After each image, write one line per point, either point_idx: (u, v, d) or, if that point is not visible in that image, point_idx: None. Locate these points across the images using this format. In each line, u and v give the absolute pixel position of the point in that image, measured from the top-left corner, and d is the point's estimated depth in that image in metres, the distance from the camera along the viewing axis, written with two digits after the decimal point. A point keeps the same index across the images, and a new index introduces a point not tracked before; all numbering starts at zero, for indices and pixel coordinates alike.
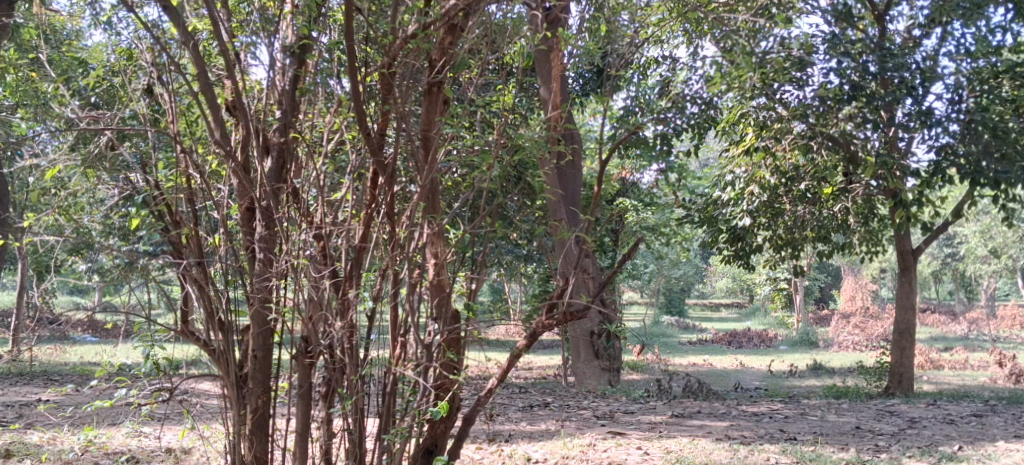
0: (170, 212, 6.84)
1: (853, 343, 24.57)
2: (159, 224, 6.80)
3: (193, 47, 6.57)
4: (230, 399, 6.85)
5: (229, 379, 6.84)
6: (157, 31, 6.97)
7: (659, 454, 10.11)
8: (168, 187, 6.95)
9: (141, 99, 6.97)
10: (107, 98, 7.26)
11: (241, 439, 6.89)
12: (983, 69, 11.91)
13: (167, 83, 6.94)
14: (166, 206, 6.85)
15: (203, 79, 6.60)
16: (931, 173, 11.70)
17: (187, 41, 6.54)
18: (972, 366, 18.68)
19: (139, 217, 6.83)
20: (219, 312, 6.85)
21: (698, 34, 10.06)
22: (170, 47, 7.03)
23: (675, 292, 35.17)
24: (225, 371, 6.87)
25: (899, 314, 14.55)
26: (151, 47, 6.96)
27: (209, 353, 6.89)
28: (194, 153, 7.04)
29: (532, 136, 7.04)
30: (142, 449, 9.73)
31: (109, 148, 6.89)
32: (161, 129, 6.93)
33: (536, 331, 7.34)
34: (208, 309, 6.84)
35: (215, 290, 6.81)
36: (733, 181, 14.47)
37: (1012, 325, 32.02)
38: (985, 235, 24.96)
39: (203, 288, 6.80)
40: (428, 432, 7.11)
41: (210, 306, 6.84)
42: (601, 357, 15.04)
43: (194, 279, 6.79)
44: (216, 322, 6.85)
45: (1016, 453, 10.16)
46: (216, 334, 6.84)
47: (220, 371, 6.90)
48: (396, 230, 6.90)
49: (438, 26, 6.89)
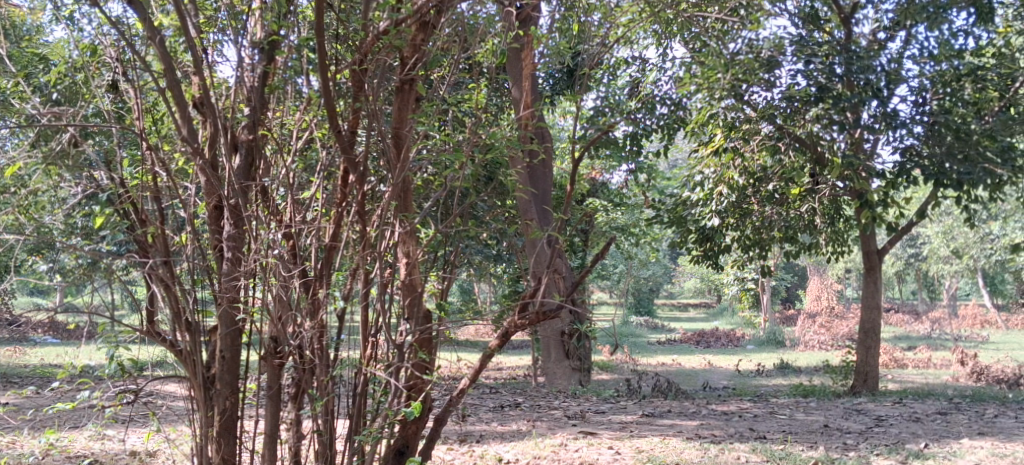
0: (136, 211, 6.85)
1: (819, 342, 24.78)
2: (124, 223, 6.79)
3: (160, 43, 6.55)
4: (198, 400, 6.84)
5: (196, 380, 6.83)
6: (121, 26, 6.97)
7: (629, 453, 10.17)
8: (133, 185, 6.91)
9: (106, 96, 7.00)
10: (69, 95, 7.17)
11: (209, 441, 6.87)
12: (946, 72, 12.06)
13: (133, 80, 6.95)
14: (132, 204, 6.85)
15: (171, 75, 6.59)
16: (896, 174, 11.76)
17: (153, 37, 6.53)
18: (936, 365, 18.87)
19: (103, 215, 6.78)
20: (186, 312, 6.82)
21: (667, 33, 10.11)
22: (135, 43, 7.05)
23: (642, 292, 35.31)
24: (192, 371, 6.86)
25: (864, 313, 14.64)
26: (116, 43, 6.95)
27: (176, 353, 6.87)
28: (161, 150, 7.04)
29: (505, 134, 7.05)
30: (105, 452, 9.73)
31: (71, 146, 6.84)
32: (126, 125, 6.93)
33: (508, 330, 7.45)
34: (175, 309, 6.82)
35: (183, 290, 6.79)
36: (702, 181, 14.52)
37: (975, 325, 32.32)
38: (948, 236, 25.22)
39: (170, 287, 6.78)
40: (400, 432, 7.10)
41: (177, 305, 6.82)
42: (572, 357, 15.11)
43: (161, 278, 6.77)
44: (183, 322, 6.83)
45: (980, 450, 10.25)
46: (183, 335, 6.82)
47: (188, 372, 6.88)
48: (366, 230, 6.88)
49: (410, 22, 6.96)
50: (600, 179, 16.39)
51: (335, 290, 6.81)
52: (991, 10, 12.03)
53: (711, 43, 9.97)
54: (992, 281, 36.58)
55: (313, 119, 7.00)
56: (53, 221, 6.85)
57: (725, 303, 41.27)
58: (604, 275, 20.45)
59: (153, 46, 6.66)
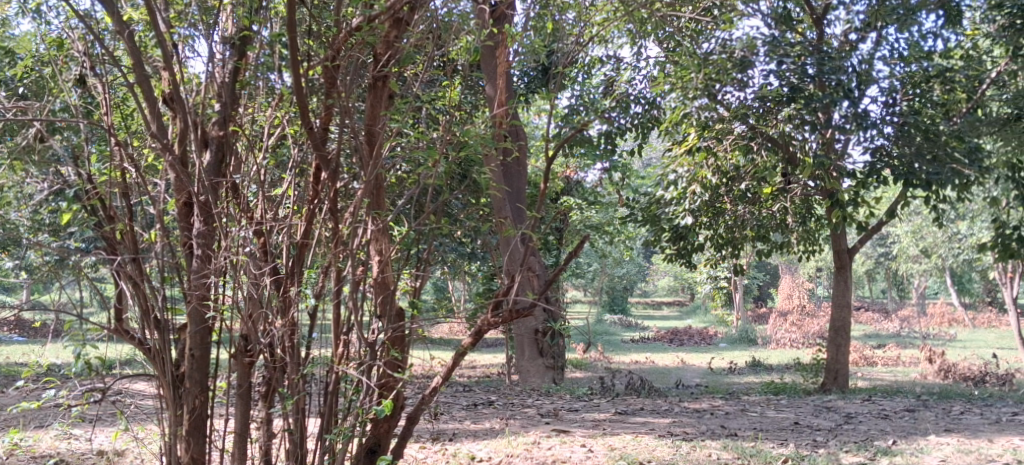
0: (103, 207, 6.78)
1: (790, 340, 24.99)
2: (92, 218, 6.75)
3: (128, 37, 6.62)
4: (167, 399, 6.86)
5: (166, 379, 6.85)
6: (89, 20, 6.96)
7: (602, 451, 10.26)
8: (100, 181, 6.86)
9: (73, 91, 6.94)
10: (36, 89, 7.24)
11: (178, 440, 6.88)
12: (916, 73, 12.20)
13: (101, 75, 6.91)
14: (99, 200, 6.80)
15: (139, 69, 6.64)
16: (866, 174, 11.86)
17: (122, 31, 6.58)
18: (905, 362, 19.08)
19: (70, 211, 6.73)
20: (155, 310, 6.81)
21: (641, 33, 10.20)
22: (103, 38, 7.03)
23: (616, 291, 35.45)
24: (161, 370, 6.87)
25: (835, 311, 14.79)
26: (84, 37, 6.92)
27: (145, 351, 6.87)
28: (130, 146, 7.03)
29: (478, 132, 7.14)
30: (72, 452, 9.75)
31: (37, 141, 6.84)
32: (93, 121, 6.89)
33: (481, 329, 7.51)
34: (144, 307, 6.80)
35: (151, 288, 6.77)
36: (675, 180, 14.61)
37: (942, 323, 32.62)
38: (917, 235, 25.46)
39: (139, 285, 6.77)
40: (371, 431, 7.15)
41: (146, 304, 6.81)
42: (545, 355, 15.19)
43: (129, 275, 6.76)
44: (151, 320, 6.82)
45: (946, 446, 10.38)
46: (152, 333, 6.82)
47: (156, 370, 6.89)
48: (339, 228, 6.94)
49: (383, 19, 6.97)
50: (575, 177, 16.46)
51: (305, 288, 6.87)
52: (960, 12, 12.19)
53: (683, 43, 10.06)
54: (961, 279, 36.95)
55: (284, 115, 7.08)
56: (19, 217, 6.96)
57: (698, 302, 41.48)
58: (579, 273, 20.55)
59: (122, 41, 6.67)
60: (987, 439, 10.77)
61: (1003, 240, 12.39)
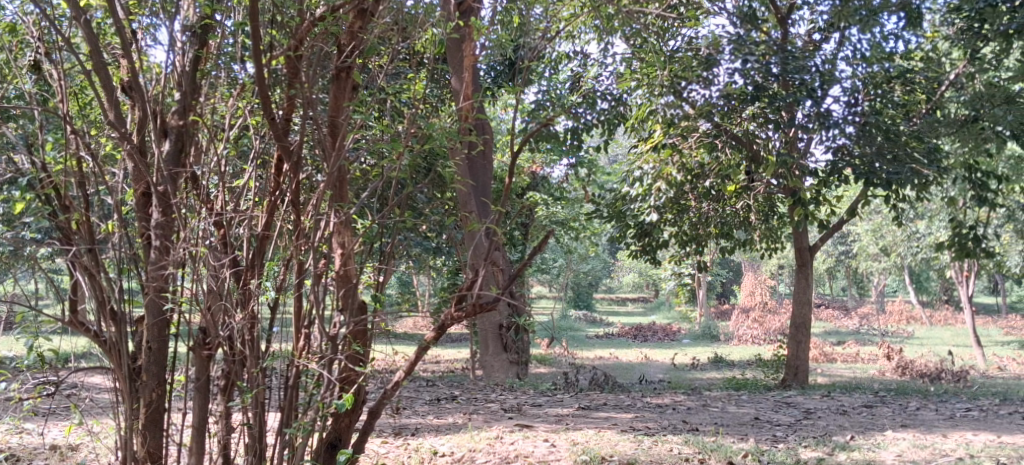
0: (58, 196, 6.74)
1: (752, 337, 25.22)
2: (47, 207, 6.71)
3: (86, 24, 6.61)
4: (123, 392, 6.85)
5: (122, 372, 6.84)
6: (45, 7, 6.97)
7: (564, 446, 10.36)
8: (56, 171, 6.81)
9: (27, 77, 6.98)
10: None
11: (134, 434, 6.89)
12: (878, 74, 12.31)
13: (57, 61, 6.92)
14: (54, 189, 6.75)
15: (97, 56, 6.66)
16: (828, 174, 11.97)
17: (79, 18, 6.58)
18: (864, 359, 19.32)
19: (24, 201, 6.70)
20: (111, 302, 6.82)
21: (608, 30, 10.32)
22: (59, 24, 7.03)
23: (582, 286, 35.60)
24: (118, 363, 6.85)
25: (796, 308, 14.94)
26: (39, 23, 6.93)
27: (100, 344, 6.84)
28: (87, 136, 7.03)
29: (443, 125, 7.22)
30: (25, 446, 9.74)
31: None
32: (49, 109, 6.89)
33: (445, 323, 7.57)
34: (100, 298, 6.81)
35: (107, 279, 6.78)
36: (641, 177, 14.40)
37: (900, 320, 33.01)
38: (876, 233, 25.77)
39: (94, 276, 6.78)
40: (333, 425, 7.13)
41: (102, 296, 6.81)
42: (509, 350, 15.26)
43: (85, 267, 6.77)
44: (107, 312, 6.82)
45: (902, 441, 10.54)
46: (108, 324, 6.80)
47: (112, 362, 6.87)
48: (301, 219, 6.94)
49: (347, 10, 7.09)
50: (542, 173, 16.52)
51: (266, 280, 6.86)
52: (920, 15, 12.35)
53: (650, 41, 10.16)
54: (920, 278, 37.38)
55: (246, 106, 7.06)
56: None
57: (662, 299, 41.72)
58: (545, 268, 20.64)
59: (79, 27, 6.68)
60: (942, 434, 10.94)
61: (959, 239, 12.57)
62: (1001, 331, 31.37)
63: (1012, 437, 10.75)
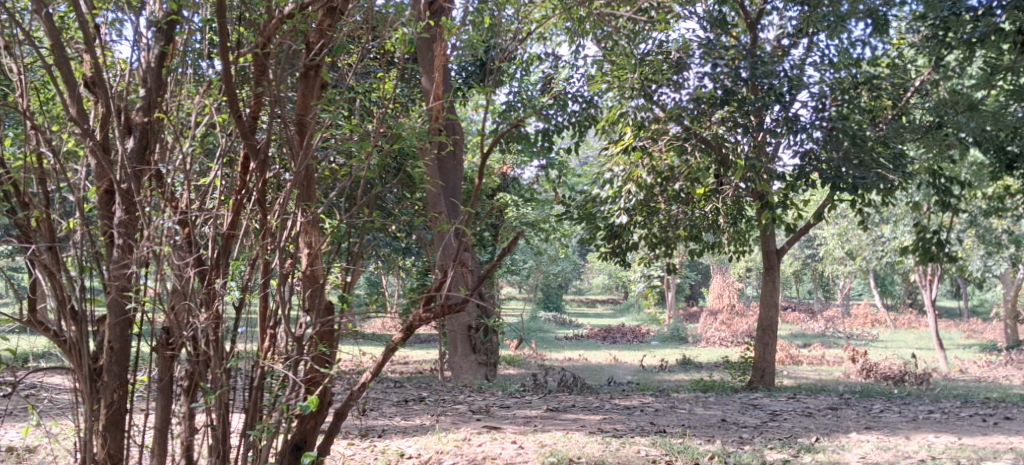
0: (17, 193, 6.73)
1: (719, 339, 25.37)
2: (6, 204, 6.70)
3: (47, 18, 6.61)
4: (83, 393, 6.85)
5: (82, 372, 6.84)
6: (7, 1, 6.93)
7: (532, 448, 10.39)
8: (16, 167, 6.82)
9: None
10: None
11: (94, 435, 6.88)
12: (846, 79, 12.24)
13: (18, 56, 6.89)
14: (13, 186, 6.74)
15: (59, 51, 6.66)
16: (795, 177, 12.06)
17: (41, 12, 6.57)
18: (829, 362, 19.48)
19: None
20: (71, 300, 6.83)
21: (579, 33, 10.43)
22: (22, 19, 6.99)
23: (551, 288, 35.66)
24: (78, 362, 6.85)
25: (763, 311, 15.03)
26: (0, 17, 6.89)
27: (60, 344, 6.86)
28: (48, 132, 6.98)
29: (413, 126, 7.25)
30: None
31: None
32: (9, 104, 6.87)
33: (413, 324, 7.58)
34: (60, 297, 6.82)
35: (67, 278, 6.80)
36: (611, 179, 14.61)
37: (865, 323, 33.29)
38: (842, 237, 25.98)
39: (54, 275, 6.79)
40: (298, 427, 7.14)
41: (62, 295, 6.83)
42: (478, 351, 15.27)
43: (44, 265, 6.79)
44: (68, 311, 6.84)
45: (866, 443, 10.65)
46: (68, 323, 6.82)
47: (73, 362, 6.87)
48: (267, 219, 6.93)
49: (316, 8, 7.08)
50: (512, 174, 16.58)
51: (231, 279, 6.84)
52: (887, 22, 12.45)
53: (620, 44, 10.22)
54: (884, 282, 37.68)
55: (213, 103, 7.04)
56: None
57: (631, 301, 41.84)
58: (515, 269, 20.70)
59: (41, 22, 6.66)
60: (905, 436, 11.05)
61: (924, 243, 12.70)
62: (963, 335, 31.72)
63: (974, 439, 10.87)
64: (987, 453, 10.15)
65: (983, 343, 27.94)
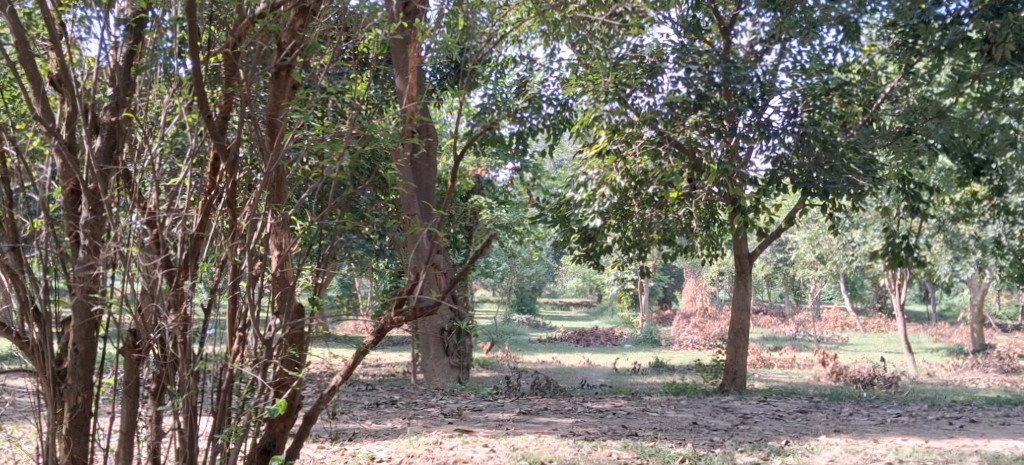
0: None
1: (692, 342, 25.49)
2: None
3: (14, 18, 6.64)
4: (46, 396, 6.84)
5: (45, 375, 6.83)
6: None
7: (504, 451, 10.41)
8: None
9: None
10: None
11: (57, 438, 6.88)
12: (817, 85, 12.46)
13: None
14: None
15: (24, 48, 6.65)
16: (767, 182, 12.12)
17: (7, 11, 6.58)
18: (799, 365, 19.61)
19: None
20: (35, 301, 6.82)
21: (553, 35, 10.47)
22: None
23: (525, 291, 35.71)
24: (41, 365, 6.86)
25: (735, 314, 15.09)
26: None
27: (23, 346, 6.86)
28: (13, 131, 6.97)
29: (386, 128, 7.33)
30: None
31: None
32: None
33: (384, 327, 7.55)
34: (23, 299, 6.80)
35: (30, 278, 6.79)
36: (585, 181, 14.39)
37: (835, 326, 33.50)
38: (813, 242, 26.16)
39: (17, 276, 6.78)
40: (266, 431, 7.13)
41: (25, 296, 6.81)
42: (451, 354, 15.29)
43: (7, 265, 6.77)
44: (31, 312, 6.82)
45: (836, 447, 10.71)
46: (32, 325, 6.82)
47: (36, 365, 6.88)
48: (236, 220, 6.92)
49: (287, 7, 7.04)
50: (486, 176, 16.63)
51: (199, 281, 6.79)
52: (858, 29, 12.55)
53: (594, 48, 10.28)
54: (853, 286, 37.94)
55: (182, 102, 6.98)
56: None
57: (605, 304, 41.93)
58: (489, 271, 20.74)
59: (8, 20, 6.66)
60: (874, 439, 11.13)
61: (893, 248, 12.79)
62: (931, 338, 31.97)
63: (940, 442, 10.96)
64: (953, 456, 10.23)
65: (951, 346, 28.16)
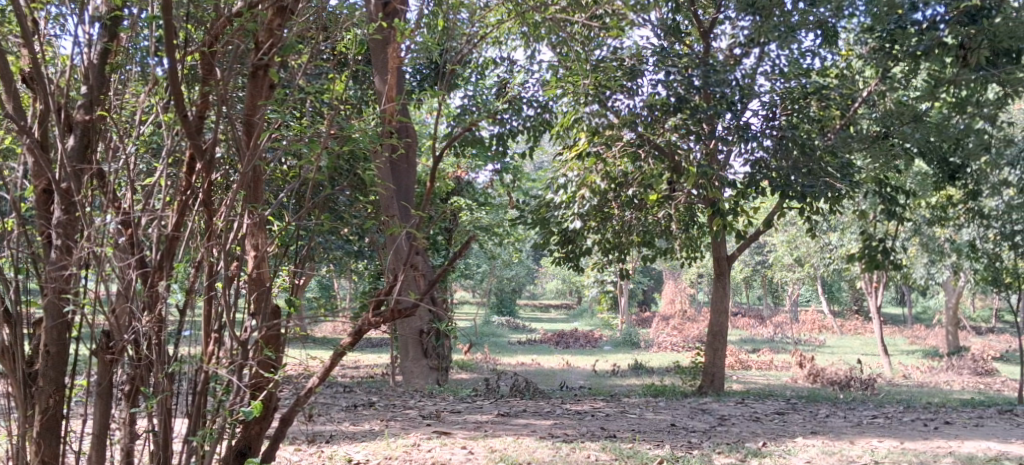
0: None
1: (671, 343, 25.55)
2: None
3: None
4: (17, 398, 6.82)
5: (15, 376, 6.83)
6: None
7: (482, 453, 10.42)
8: None
9: None
10: None
11: (28, 441, 6.86)
12: (795, 89, 12.48)
13: None
14: None
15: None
16: (746, 185, 12.17)
17: None
18: (778, 367, 19.69)
19: None
20: (7, 303, 6.83)
21: (533, 36, 10.49)
22: None
23: (505, 292, 35.75)
24: (12, 367, 6.85)
25: (713, 316, 15.12)
26: None
27: None
28: None
29: (365, 128, 7.31)
30: None
31: None
32: None
33: (362, 328, 7.52)
34: None
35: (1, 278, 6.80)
36: (565, 183, 14.45)
37: (812, 328, 33.62)
38: (791, 244, 26.26)
39: None
40: (242, 433, 7.12)
41: None
42: (430, 356, 15.32)
43: None
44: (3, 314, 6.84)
45: (812, 448, 10.76)
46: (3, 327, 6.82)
47: (7, 367, 6.87)
48: (212, 221, 6.89)
49: (264, 6, 6.99)
50: (466, 177, 16.65)
51: (174, 282, 6.74)
52: (836, 33, 12.60)
53: (573, 50, 10.30)
54: (831, 288, 38.12)
55: (159, 102, 6.97)
56: None
57: (585, 306, 41.99)
58: (468, 273, 20.75)
59: None
60: (850, 441, 11.18)
61: (870, 251, 12.85)
62: (907, 340, 32.12)
63: (916, 443, 11.02)
64: (928, 457, 10.29)
65: (927, 349, 28.34)
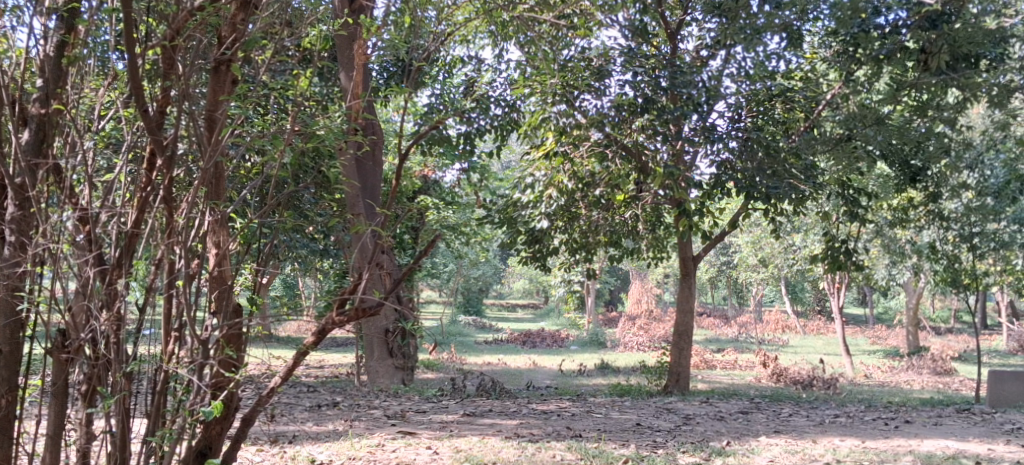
0: None
1: (637, 344, 25.59)
2: None
3: None
4: None
5: None
6: None
7: (447, 453, 10.41)
8: None
9: None
10: None
11: None
12: (761, 90, 12.63)
13: None
14: None
15: None
16: (711, 186, 12.24)
17: None
18: (742, 367, 19.78)
19: None
20: None
21: (501, 35, 10.47)
22: None
23: (472, 291, 35.72)
24: None
25: (679, 316, 15.17)
26: None
27: None
28: None
29: (330, 125, 7.27)
30: None
31: None
32: None
33: (326, 327, 7.44)
34: None
35: None
36: (531, 183, 14.51)
37: (777, 329, 33.77)
38: (756, 245, 26.39)
39: None
40: (203, 433, 6.98)
41: None
42: (395, 356, 15.32)
43: None
44: None
45: (775, 447, 10.81)
46: None
47: None
48: (172, 218, 6.77)
49: (228, 0, 6.95)
50: (434, 176, 16.63)
51: (134, 280, 6.74)
52: (801, 36, 12.65)
53: (539, 51, 10.30)
54: (796, 289, 38.30)
55: (119, 96, 7.07)
56: None
57: (552, 306, 42.01)
58: (434, 272, 20.70)
59: None
60: (812, 440, 11.24)
61: (833, 252, 12.92)
62: (869, 341, 32.30)
63: (877, 443, 11.08)
64: (888, 455, 10.35)
65: (888, 349, 28.50)
